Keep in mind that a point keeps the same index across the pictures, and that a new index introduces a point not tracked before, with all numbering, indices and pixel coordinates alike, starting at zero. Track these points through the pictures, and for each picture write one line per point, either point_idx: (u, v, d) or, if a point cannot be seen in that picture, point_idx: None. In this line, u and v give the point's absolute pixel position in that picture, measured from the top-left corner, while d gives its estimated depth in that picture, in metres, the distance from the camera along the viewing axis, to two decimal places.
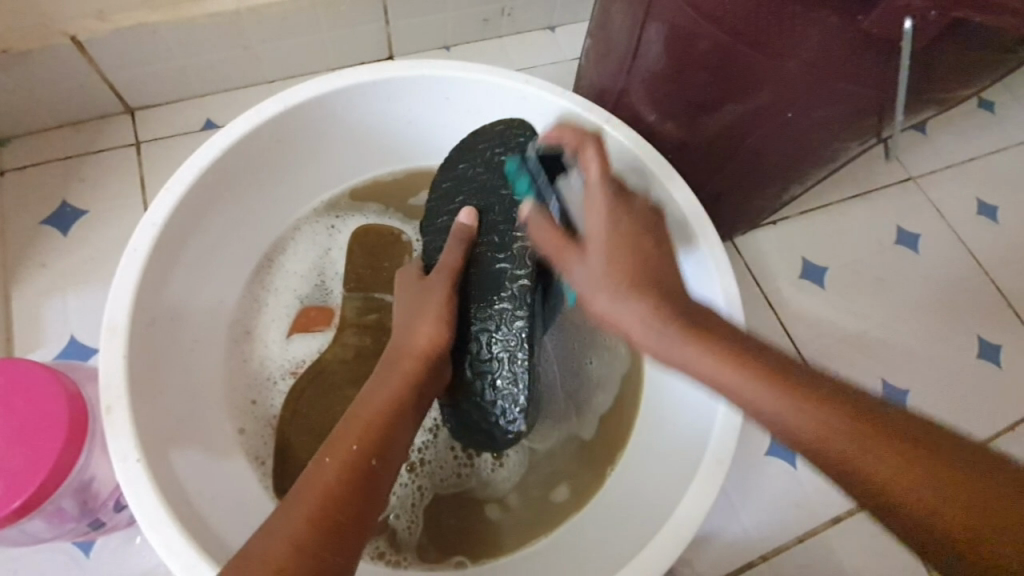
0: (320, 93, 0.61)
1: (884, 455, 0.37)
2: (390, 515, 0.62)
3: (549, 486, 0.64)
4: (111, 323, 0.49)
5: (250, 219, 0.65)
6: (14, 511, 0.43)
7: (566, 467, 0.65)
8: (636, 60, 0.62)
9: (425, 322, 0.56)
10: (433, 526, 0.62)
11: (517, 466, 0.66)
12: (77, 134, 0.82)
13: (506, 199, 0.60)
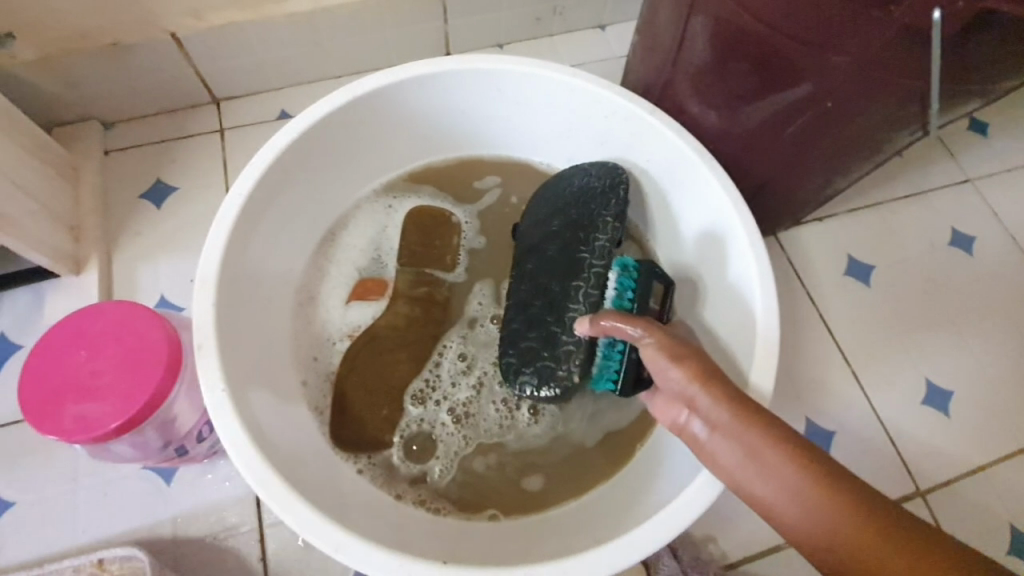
0: (384, 83, 0.66)
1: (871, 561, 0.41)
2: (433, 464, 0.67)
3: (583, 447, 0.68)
4: (204, 276, 0.57)
5: (318, 197, 0.72)
6: (116, 429, 0.50)
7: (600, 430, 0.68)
8: (682, 53, 0.65)
9: None
10: (471, 477, 0.67)
11: (553, 425, 0.69)
12: (171, 120, 0.92)
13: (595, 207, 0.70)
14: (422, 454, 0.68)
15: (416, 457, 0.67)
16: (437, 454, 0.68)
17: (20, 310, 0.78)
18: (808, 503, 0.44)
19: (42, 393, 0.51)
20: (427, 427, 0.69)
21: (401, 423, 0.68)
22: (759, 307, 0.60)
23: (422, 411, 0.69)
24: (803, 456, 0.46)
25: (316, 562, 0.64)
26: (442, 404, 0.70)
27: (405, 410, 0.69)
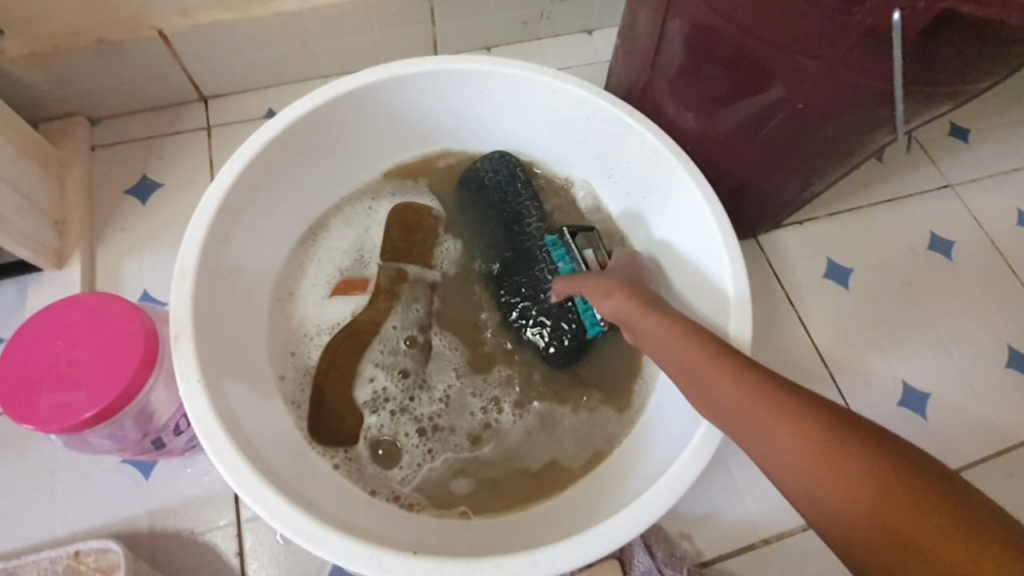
0: (367, 82, 0.67)
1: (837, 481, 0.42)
2: (400, 475, 0.66)
3: (552, 455, 0.67)
4: (182, 269, 0.57)
5: (300, 194, 0.73)
6: (90, 419, 0.50)
7: (571, 434, 0.69)
8: (659, 56, 0.66)
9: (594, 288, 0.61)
10: (439, 485, 0.66)
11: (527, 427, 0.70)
12: (158, 117, 0.92)
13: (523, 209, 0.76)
14: (395, 455, 0.68)
15: (389, 458, 0.67)
16: (402, 463, 0.67)
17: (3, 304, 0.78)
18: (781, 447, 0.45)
19: (19, 383, 0.51)
20: (401, 428, 0.69)
21: (375, 423, 0.69)
22: (733, 307, 0.61)
23: (397, 413, 0.70)
24: (778, 409, 0.47)
25: (293, 556, 0.64)
26: (416, 406, 0.70)
27: (378, 412, 0.70)
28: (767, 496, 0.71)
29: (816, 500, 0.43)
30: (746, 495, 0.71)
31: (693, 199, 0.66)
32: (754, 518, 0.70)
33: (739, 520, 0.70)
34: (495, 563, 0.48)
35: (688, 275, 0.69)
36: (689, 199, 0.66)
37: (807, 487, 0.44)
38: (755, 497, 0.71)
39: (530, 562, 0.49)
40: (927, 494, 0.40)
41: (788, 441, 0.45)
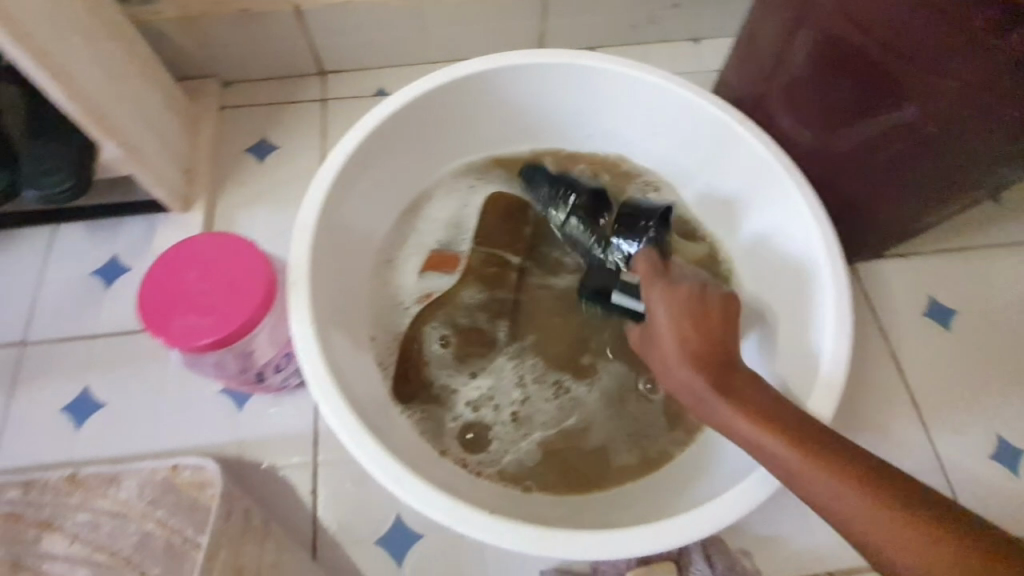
0: (486, 68, 0.70)
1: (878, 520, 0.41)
2: (491, 455, 0.68)
3: (626, 451, 0.68)
4: (304, 222, 0.62)
5: (408, 168, 0.76)
6: (211, 344, 0.55)
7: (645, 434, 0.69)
8: (780, 67, 0.66)
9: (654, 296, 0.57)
10: (524, 466, 0.68)
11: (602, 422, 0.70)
12: (280, 86, 0.99)
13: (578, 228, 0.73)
14: (474, 430, 0.69)
15: (469, 433, 0.69)
16: (491, 447, 0.69)
17: (133, 236, 0.84)
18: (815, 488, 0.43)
19: (155, 300, 0.56)
20: (482, 407, 0.71)
21: (457, 399, 0.71)
22: (830, 326, 0.60)
23: (479, 391, 0.72)
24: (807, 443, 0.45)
25: (363, 504, 0.67)
26: (499, 388, 0.72)
27: (462, 389, 0.71)
28: None
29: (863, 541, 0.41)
30: (815, 522, 0.69)
31: (798, 213, 0.65)
32: (821, 547, 0.68)
33: (805, 547, 0.68)
34: (568, 534, 0.49)
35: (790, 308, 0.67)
36: (794, 213, 0.65)
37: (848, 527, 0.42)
38: (824, 526, 0.69)
39: (600, 540, 0.49)
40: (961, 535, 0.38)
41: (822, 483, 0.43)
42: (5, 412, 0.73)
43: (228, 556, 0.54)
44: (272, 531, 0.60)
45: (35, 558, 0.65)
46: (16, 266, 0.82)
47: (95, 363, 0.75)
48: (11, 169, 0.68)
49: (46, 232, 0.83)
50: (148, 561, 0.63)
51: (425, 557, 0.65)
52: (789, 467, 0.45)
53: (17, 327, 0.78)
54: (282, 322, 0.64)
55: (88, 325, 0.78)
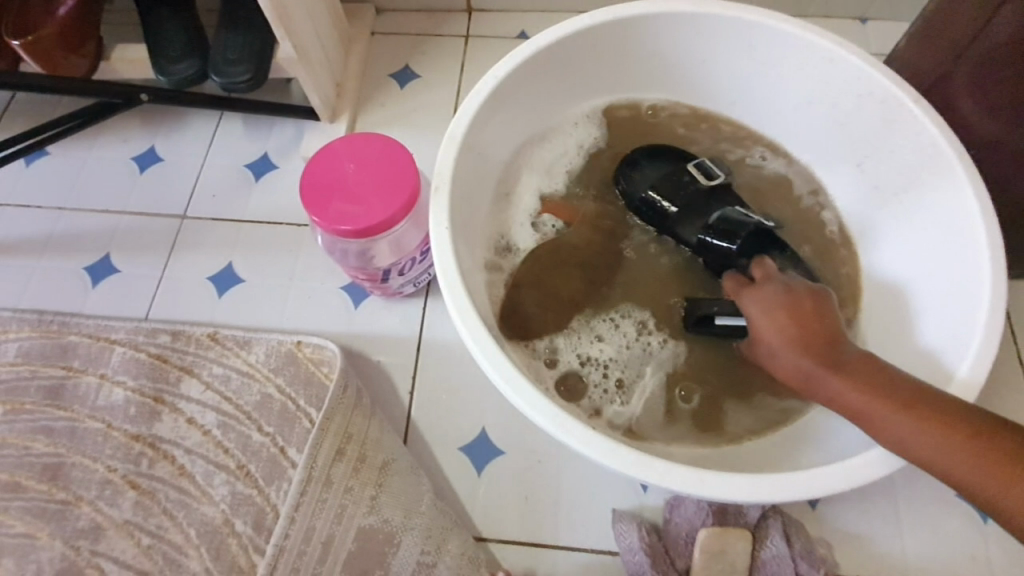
0: (648, 12, 0.70)
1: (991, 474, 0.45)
2: (590, 409, 0.67)
3: (723, 422, 0.66)
4: (453, 135, 0.65)
5: (547, 106, 0.77)
6: (355, 232, 0.61)
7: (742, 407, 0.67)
8: (974, 43, 0.62)
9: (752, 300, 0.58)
10: (621, 425, 0.67)
11: (699, 391, 0.68)
12: (427, 19, 1.02)
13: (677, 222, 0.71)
14: (579, 388, 0.68)
15: (572, 385, 0.69)
16: (588, 401, 0.68)
17: (283, 138, 0.91)
18: (929, 448, 0.47)
19: (316, 183, 0.62)
20: (584, 366, 0.69)
21: (555, 352, 0.70)
22: (977, 327, 0.56)
23: (579, 349, 0.70)
24: (918, 408, 0.48)
25: (452, 411, 0.71)
26: (600, 346, 0.70)
27: (559, 346, 0.70)
28: (931, 545, 0.65)
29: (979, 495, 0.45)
30: (907, 535, 0.65)
31: (962, 206, 0.61)
32: (909, 556, 0.65)
33: (891, 553, 0.65)
34: (665, 465, 0.50)
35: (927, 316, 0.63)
36: (957, 207, 0.61)
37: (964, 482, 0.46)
38: (916, 540, 0.65)
39: (700, 479, 0.50)
40: None
41: (935, 443, 0.47)
42: (162, 272, 0.83)
43: (340, 425, 0.67)
44: (376, 410, 0.69)
45: (173, 396, 0.74)
46: (183, 148, 0.91)
47: (239, 242, 0.83)
48: (203, 58, 0.79)
49: (212, 122, 0.92)
50: (265, 418, 0.71)
51: (503, 472, 0.68)
52: (899, 435, 0.48)
53: (179, 201, 0.87)
54: (412, 233, 0.68)
55: (236, 210, 0.86)
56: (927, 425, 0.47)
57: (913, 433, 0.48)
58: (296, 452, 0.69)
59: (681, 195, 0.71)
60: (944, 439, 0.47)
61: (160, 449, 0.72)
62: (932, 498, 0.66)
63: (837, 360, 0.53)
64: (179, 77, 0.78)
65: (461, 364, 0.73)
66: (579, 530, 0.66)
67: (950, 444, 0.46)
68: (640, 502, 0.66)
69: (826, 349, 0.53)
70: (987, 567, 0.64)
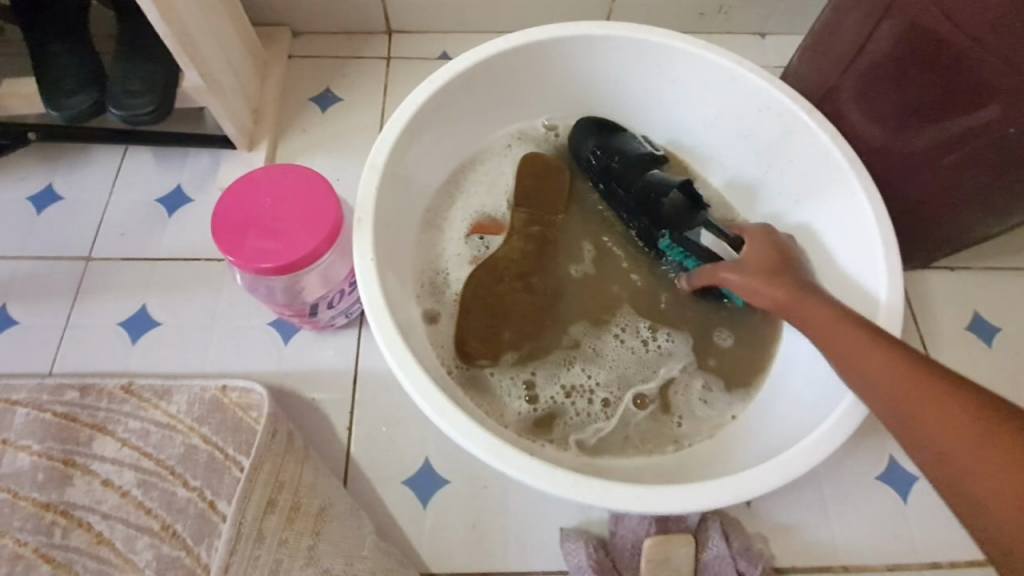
0: (559, 35, 0.71)
1: (929, 410, 0.46)
2: (569, 431, 0.67)
3: (689, 428, 0.67)
4: (374, 163, 0.64)
5: (468, 127, 0.77)
6: (276, 269, 0.58)
7: (704, 413, 0.68)
8: (860, 57, 0.67)
9: (756, 237, 0.65)
10: (599, 445, 0.67)
11: (671, 403, 0.69)
12: (346, 40, 1.00)
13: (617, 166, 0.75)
14: (566, 417, 0.68)
15: (554, 421, 0.68)
16: (561, 427, 0.68)
17: (196, 169, 0.87)
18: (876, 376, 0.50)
19: (231, 221, 0.60)
20: (570, 396, 0.69)
21: (525, 395, 0.69)
22: (884, 276, 0.61)
23: (561, 379, 0.70)
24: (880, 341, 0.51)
25: (392, 444, 0.69)
26: (587, 371, 0.71)
27: (529, 385, 0.69)
28: (857, 528, 0.69)
29: (914, 432, 0.47)
30: (835, 521, 0.69)
31: (859, 208, 0.64)
32: (837, 540, 0.69)
33: (821, 540, 0.69)
34: (600, 483, 0.51)
35: (839, 275, 0.68)
36: (852, 208, 0.65)
37: (900, 415, 0.48)
38: (844, 525, 0.69)
39: (637, 494, 0.51)
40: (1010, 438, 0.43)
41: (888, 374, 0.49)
42: (67, 320, 0.77)
43: (272, 471, 0.63)
44: (311, 453, 0.66)
45: (86, 457, 0.68)
46: (84, 184, 0.85)
47: (153, 283, 0.78)
48: (99, 89, 0.74)
49: (116, 156, 0.87)
50: (190, 471, 0.67)
51: (449, 502, 0.67)
52: (854, 361, 0.51)
53: (82, 243, 0.81)
54: (339, 265, 0.66)
55: (148, 248, 0.81)
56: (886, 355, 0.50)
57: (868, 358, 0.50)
58: (227, 505, 0.66)
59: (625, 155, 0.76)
60: (924, 392, 0.47)
61: (73, 517, 0.66)
62: (854, 483, 0.71)
63: (803, 280, 0.61)
64: (74, 111, 0.73)
65: (399, 394, 0.71)
66: (527, 553, 0.66)
67: (896, 374, 0.49)
68: (586, 518, 0.67)
69: (796, 276, 0.61)
70: (906, 542, 0.69)
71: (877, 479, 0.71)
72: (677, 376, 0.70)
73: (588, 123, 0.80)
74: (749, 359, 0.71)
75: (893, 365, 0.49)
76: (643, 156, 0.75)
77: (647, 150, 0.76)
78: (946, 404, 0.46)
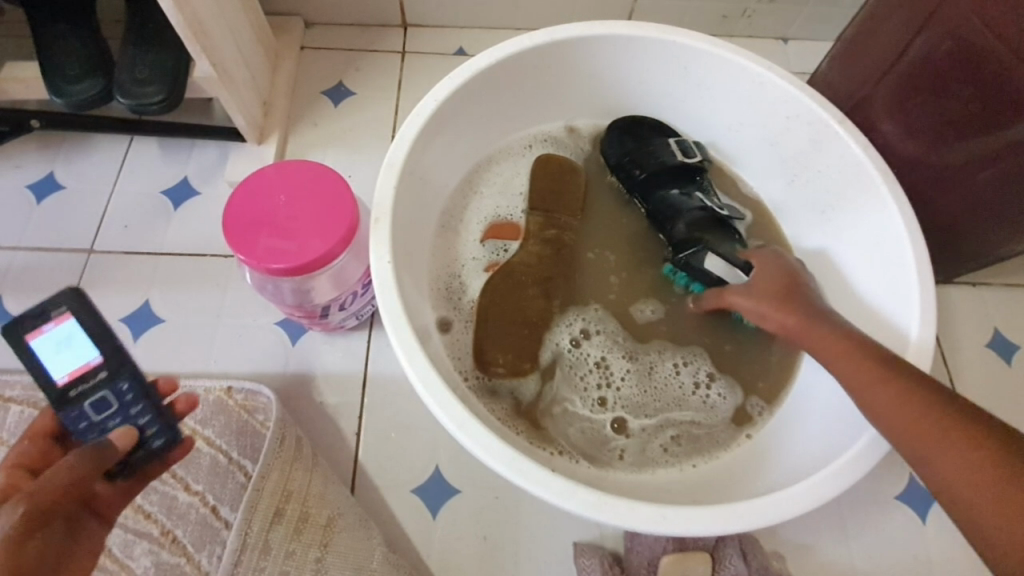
0: (585, 34, 0.69)
1: (931, 425, 0.45)
2: (565, 413, 0.66)
3: (660, 464, 0.64)
4: (392, 160, 0.61)
5: (487, 126, 0.75)
6: (288, 270, 0.56)
7: (683, 453, 0.65)
8: (894, 67, 0.65)
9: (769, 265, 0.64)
10: (570, 443, 0.65)
11: (643, 433, 0.66)
12: (361, 34, 0.97)
13: (638, 179, 0.74)
14: (573, 369, 0.69)
15: (553, 368, 0.69)
16: (555, 412, 0.66)
17: (204, 161, 0.84)
18: (873, 391, 0.49)
19: (242, 219, 0.57)
20: (597, 368, 0.69)
21: (569, 338, 0.70)
22: (915, 299, 0.59)
23: (606, 353, 0.70)
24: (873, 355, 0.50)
25: (402, 451, 0.67)
26: (626, 371, 0.69)
27: (579, 330, 0.71)
28: (877, 548, 0.68)
29: (911, 446, 0.46)
30: (854, 541, 0.68)
31: (892, 230, 0.62)
32: (855, 561, 0.67)
33: (837, 559, 0.67)
34: (626, 503, 0.49)
35: (866, 296, 0.66)
36: (883, 227, 0.63)
37: (897, 429, 0.47)
38: (863, 545, 0.68)
39: (662, 515, 0.49)
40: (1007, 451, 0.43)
41: (879, 389, 0.49)
42: None
43: (280, 478, 0.61)
44: (317, 460, 0.64)
45: None
46: (87, 174, 0.82)
47: (156, 278, 0.76)
48: (107, 76, 0.71)
49: (121, 145, 0.84)
50: (192, 476, 0.65)
51: (460, 513, 0.65)
52: (845, 375, 0.51)
53: (83, 235, 0.79)
54: (353, 265, 0.64)
55: (152, 242, 0.78)
56: (879, 370, 0.49)
57: (864, 371, 0.50)
58: (230, 511, 0.63)
59: (646, 164, 0.73)
60: (920, 406, 0.46)
61: None
62: (872, 503, 0.69)
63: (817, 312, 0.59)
64: (80, 98, 0.70)
65: (410, 400, 0.69)
66: (538, 567, 0.64)
67: (888, 387, 0.48)
68: (600, 533, 0.65)
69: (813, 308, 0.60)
70: (927, 564, 0.67)
71: (897, 499, 0.69)
72: (689, 427, 0.67)
73: (618, 126, 0.78)
74: (775, 391, 0.68)
75: (888, 382, 0.48)
76: (665, 171, 0.73)
77: (673, 161, 0.73)
78: (943, 418, 0.45)
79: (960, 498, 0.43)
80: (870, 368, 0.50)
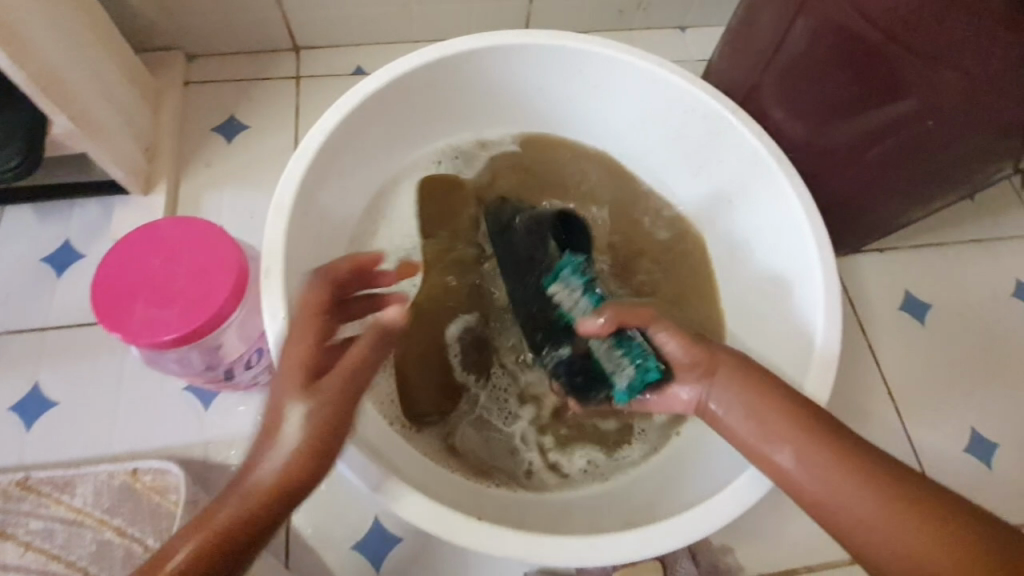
0: (475, 47, 0.66)
1: (843, 483, 0.44)
2: (475, 427, 0.66)
3: (570, 480, 0.64)
4: (280, 203, 0.58)
5: (385, 149, 0.72)
6: (172, 342, 0.52)
7: (600, 469, 0.64)
8: (777, 54, 0.65)
9: None
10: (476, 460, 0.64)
11: (553, 449, 0.65)
12: (249, 62, 0.92)
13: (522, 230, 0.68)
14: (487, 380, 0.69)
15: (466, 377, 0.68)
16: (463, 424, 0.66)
17: (86, 220, 0.77)
18: (784, 448, 0.47)
19: (115, 293, 0.53)
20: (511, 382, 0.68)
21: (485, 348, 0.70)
22: (819, 282, 0.60)
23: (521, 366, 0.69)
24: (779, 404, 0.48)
25: (334, 506, 0.64)
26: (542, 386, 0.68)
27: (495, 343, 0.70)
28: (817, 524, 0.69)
29: (822, 505, 0.44)
30: (796, 521, 0.69)
31: (790, 214, 0.64)
32: (798, 541, 0.68)
33: (782, 542, 0.68)
34: (553, 540, 0.47)
35: (776, 280, 0.66)
36: (782, 213, 0.64)
37: (809, 489, 0.45)
38: (804, 523, 0.69)
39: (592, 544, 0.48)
40: (914, 504, 0.42)
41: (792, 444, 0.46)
42: None
43: None
44: None
45: None
46: None
47: (45, 356, 0.69)
48: None
49: None
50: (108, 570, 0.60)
51: (403, 562, 0.62)
52: (762, 432, 0.48)
53: None
54: (253, 320, 0.59)
55: (36, 316, 0.71)
56: (787, 421, 0.47)
57: (776, 427, 0.47)
58: None
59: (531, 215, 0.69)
60: (830, 462, 0.44)
61: None
62: None
63: None
64: None
65: None
66: None
67: (798, 443, 0.46)
68: None
69: None
70: None
71: None
72: (608, 447, 0.66)
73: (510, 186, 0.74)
74: None
75: (797, 438, 0.46)
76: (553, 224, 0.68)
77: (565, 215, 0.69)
78: (856, 475, 0.43)
79: (875, 540, 0.42)
80: (780, 421, 0.47)
